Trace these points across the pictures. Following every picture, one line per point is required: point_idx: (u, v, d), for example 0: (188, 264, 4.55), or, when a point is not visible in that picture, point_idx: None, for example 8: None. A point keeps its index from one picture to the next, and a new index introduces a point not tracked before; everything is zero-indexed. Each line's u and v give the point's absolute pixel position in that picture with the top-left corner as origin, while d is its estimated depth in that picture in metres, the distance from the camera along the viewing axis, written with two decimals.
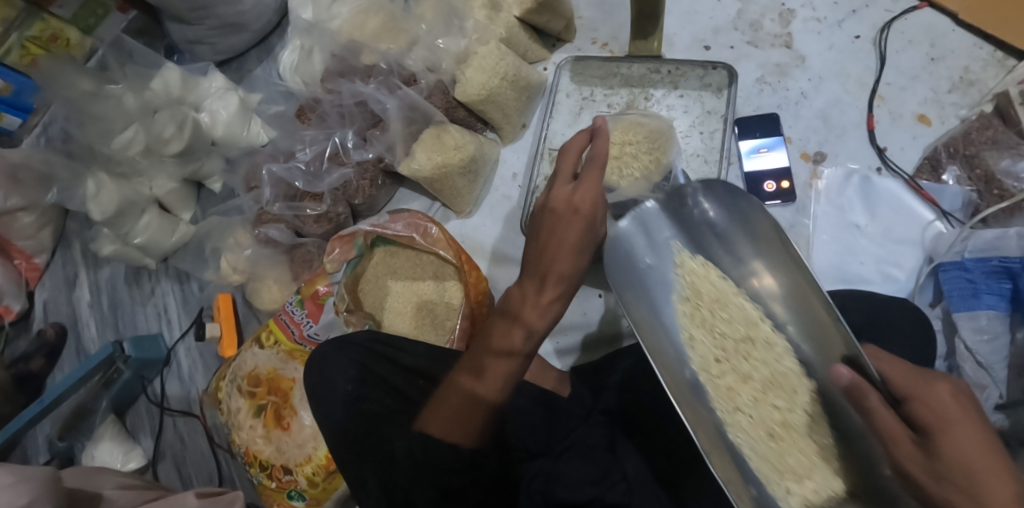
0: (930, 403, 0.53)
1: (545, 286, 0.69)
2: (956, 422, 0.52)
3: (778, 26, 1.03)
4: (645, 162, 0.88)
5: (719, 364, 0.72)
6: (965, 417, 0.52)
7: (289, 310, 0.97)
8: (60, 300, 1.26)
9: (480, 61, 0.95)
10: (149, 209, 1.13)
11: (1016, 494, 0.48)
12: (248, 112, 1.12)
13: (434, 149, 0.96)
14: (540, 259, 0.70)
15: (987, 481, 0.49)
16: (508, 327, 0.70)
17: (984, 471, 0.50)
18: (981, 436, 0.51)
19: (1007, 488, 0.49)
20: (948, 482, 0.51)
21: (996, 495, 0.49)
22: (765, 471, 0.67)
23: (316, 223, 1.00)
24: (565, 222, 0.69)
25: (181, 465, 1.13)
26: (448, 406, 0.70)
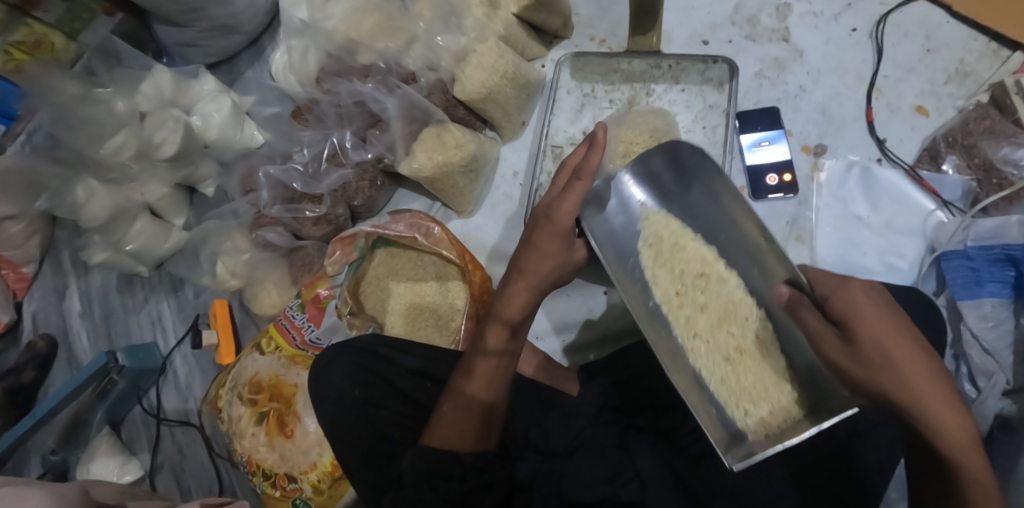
0: (846, 301, 0.63)
1: (524, 284, 0.71)
2: (868, 314, 0.62)
3: (775, 20, 1.03)
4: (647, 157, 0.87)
5: (679, 296, 0.74)
6: (873, 308, 0.63)
7: (289, 315, 0.95)
8: (50, 311, 1.23)
9: (480, 59, 0.95)
10: (141, 216, 1.11)
11: (920, 360, 0.61)
12: (242, 115, 1.10)
13: (435, 148, 0.95)
14: (516, 261, 0.73)
15: (896, 356, 0.61)
16: (495, 329, 0.71)
17: (898, 349, 0.61)
18: (888, 321, 0.62)
19: (913, 357, 0.61)
20: (868, 363, 0.62)
21: (905, 364, 0.61)
22: (724, 395, 0.69)
23: (314, 226, 0.99)
24: (549, 228, 0.72)
25: (181, 476, 1.10)
26: (446, 414, 0.70)
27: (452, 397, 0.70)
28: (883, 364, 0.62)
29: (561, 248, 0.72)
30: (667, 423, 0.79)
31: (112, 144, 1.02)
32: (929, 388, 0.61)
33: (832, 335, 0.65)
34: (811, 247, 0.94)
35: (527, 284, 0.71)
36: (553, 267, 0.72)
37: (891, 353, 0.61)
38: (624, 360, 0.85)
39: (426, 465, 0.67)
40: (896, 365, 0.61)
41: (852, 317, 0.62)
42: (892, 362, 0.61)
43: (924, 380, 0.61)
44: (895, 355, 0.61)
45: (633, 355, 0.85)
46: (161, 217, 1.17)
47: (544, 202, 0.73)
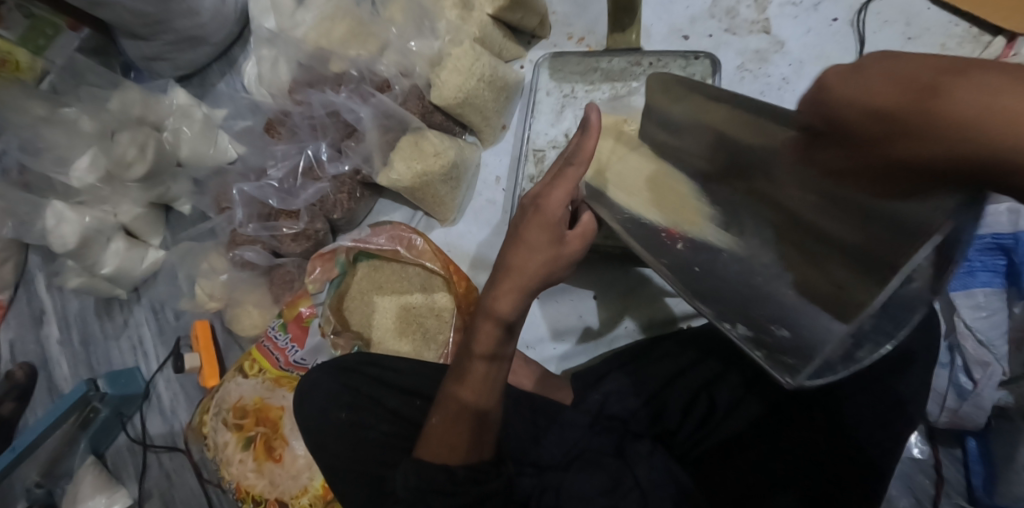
0: (825, 92, 0.46)
1: (509, 283, 0.67)
2: (855, 95, 0.45)
3: (754, 12, 1.01)
4: None
5: (681, 211, 0.63)
6: (853, 81, 0.45)
7: (272, 336, 0.93)
8: (28, 339, 1.20)
9: (456, 63, 0.92)
10: (115, 237, 1.08)
11: (972, 90, 0.41)
12: (214, 129, 1.07)
13: (414, 156, 0.92)
14: (505, 254, 0.69)
15: (919, 113, 0.42)
16: (481, 333, 0.68)
17: (909, 104, 0.42)
18: (872, 85, 0.44)
19: (959, 91, 0.41)
20: (891, 142, 0.43)
21: (952, 105, 0.41)
22: (788, 299, 0.54)
23: (293, 242, 0.96)
24: (537, 222, 0.68)
25: (170, 505, 1.07)
26: (437, 428, 0.67)
27: (442, 408, 0.68)
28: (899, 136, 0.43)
29: (549, 239, 0.67)
30: (664, 428, 0.76)
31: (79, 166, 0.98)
32: (997, 117, 0.39)
33: (839, 149, 0.47)
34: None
35: (516, 283, 0.67)
36: (543, 261, 0.67)
37: (899, 114, 0.42)
38: (615, 370, 0.82)
39: (416, 481, 0.66)
40: (916, 127, 0.42)
41: (837, 110, 0.45)
42: (913, 120, 0.42)
43: (980, 108, 0.40)
44: (908, 113, 0.42)
45: (631, 362, 0.82)
46: (136, 237, 1.14)
47: (530, 195, 0.70)
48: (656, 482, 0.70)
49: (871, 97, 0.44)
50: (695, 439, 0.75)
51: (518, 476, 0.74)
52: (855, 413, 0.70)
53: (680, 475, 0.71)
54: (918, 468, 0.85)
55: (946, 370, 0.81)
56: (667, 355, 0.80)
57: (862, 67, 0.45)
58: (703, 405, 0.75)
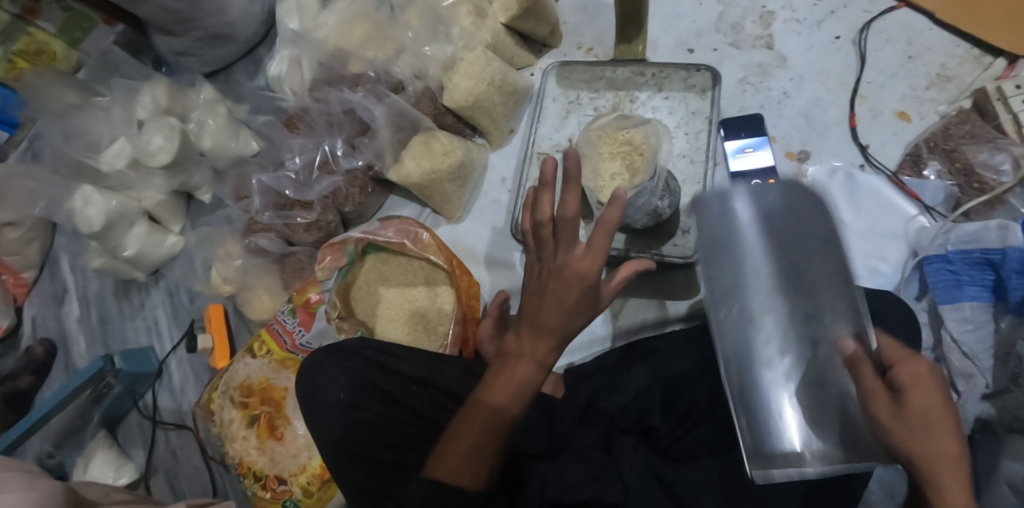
0: (912, 369, 0.54)
1: (543, 344, 0.63)
2: (936, 414, 0.52)
3: (759, 28, 1.02)
4: (632, 161, 0.83)
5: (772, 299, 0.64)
6: (935, 398, 0.52)
7: (281, 319, 0.96)
8: (49, 316, 1.26)
9: (467, 68, 0.96)
10: (138, 222, 1.14)
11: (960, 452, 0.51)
12: (237, 123, 1.12)
13: (423, 155, 0.96)
14: (535, 305, 0.64)
15: (938, 435, 0.51)
16: (503, 378, 0.64)
17: (945, 439, 0.51)
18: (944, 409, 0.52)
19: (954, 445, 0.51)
20: (912, 430, 0.52)
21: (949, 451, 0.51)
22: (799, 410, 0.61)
23: (306, 232, 1.00)
24: (563, 286, 0.62)
25: (174, 480, 1.11)
26: (459, 445, 0.63)
27: (468, 429, 0.63)
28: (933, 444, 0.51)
29: (583, 307, 0.63)
30: (650, 424, 0.78)
31: (110, 152, 1.08)
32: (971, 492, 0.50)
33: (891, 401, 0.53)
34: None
35: (549, 336, 0.63)
36: (566, 327, 0.63)
37: (946, 435, 0.51)
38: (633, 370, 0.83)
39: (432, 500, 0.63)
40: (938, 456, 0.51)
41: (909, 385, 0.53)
42: (934, 434, 0.51)
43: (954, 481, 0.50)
44: (947, 443, 0.51)
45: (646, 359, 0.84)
46: (158, 222, 1.19)
47: (553, 251, 0.65)
48: (647, 471, 0.73)
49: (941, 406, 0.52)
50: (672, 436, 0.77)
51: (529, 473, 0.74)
52: None
53: (668, 473, 0.72)
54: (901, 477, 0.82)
55: None
56: (696, 358, 0.81)
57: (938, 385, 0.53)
58: (688, 401, 0.77)
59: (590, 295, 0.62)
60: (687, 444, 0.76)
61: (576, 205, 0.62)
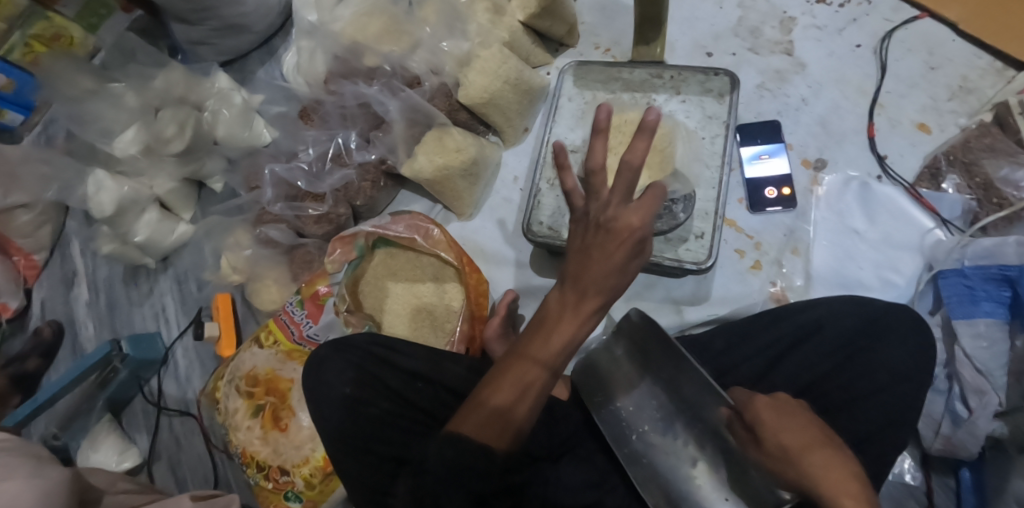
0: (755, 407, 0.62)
1: (590, 303, 0.59)
2: (808, 432, 0.58)
3: (778, 33, 1.00)
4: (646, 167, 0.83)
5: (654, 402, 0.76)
6: (798, 419, 0.59)
7: (289, 310, 0.96)
8: (57, 299, 1.26)
9: (483, 64, 0.95)
10: (150, 209, 1.14)
11: (826, 455, 0.56)
12: (250, 113, 1.12)
13: (435, 151, 0.95)
14: (580, 261, 0.60)
15: (804, 450, 0.56)
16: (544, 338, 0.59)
17: (797, 445, 0.57)
18: (808, 426, 0.58)
19: (821, 452, 0.56)
20: (778, 459, 0.59)
21: (815, 458, 0.55)
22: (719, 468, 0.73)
23: (316, 224, 0.99)
24: (611, 242, 0.58)
25: (177, 467, 1.12)
26: (483, 407, 0.59)
27: (496, 390, 0.59)
28: (812, 454, 0.56)
29: (631, 266, 0.59)
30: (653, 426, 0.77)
31: (123, 140, 1.07)
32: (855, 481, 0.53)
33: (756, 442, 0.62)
34: (768, 275, 0.89)
35: (596, 293, 0.58)
36: (615, 285, 0.58)
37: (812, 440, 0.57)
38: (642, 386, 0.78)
39: (452, 458, 0.59)
40: (803, 460, 0.56)
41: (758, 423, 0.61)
42: (791, 452, 0.57)
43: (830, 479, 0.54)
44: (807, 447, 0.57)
45: (656, 370, 0.77)
46: (169, 209, 1.19)
47: (602, 204, 0.60)
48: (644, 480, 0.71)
49: (792, 421, 0.59)
50: (657, 446, 0.75)
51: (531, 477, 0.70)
52: (869, 416, 0.69)
53: (662, 483, 0.72)
54: (909, 494, 0.81)
55: (942, 396, 0.79)
56: (689, 383, 0.73)
57: (780, 406, 0.61)
58: None
59: (638, 252, 0.58)
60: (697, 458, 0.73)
61: (642, 155, 0.60)
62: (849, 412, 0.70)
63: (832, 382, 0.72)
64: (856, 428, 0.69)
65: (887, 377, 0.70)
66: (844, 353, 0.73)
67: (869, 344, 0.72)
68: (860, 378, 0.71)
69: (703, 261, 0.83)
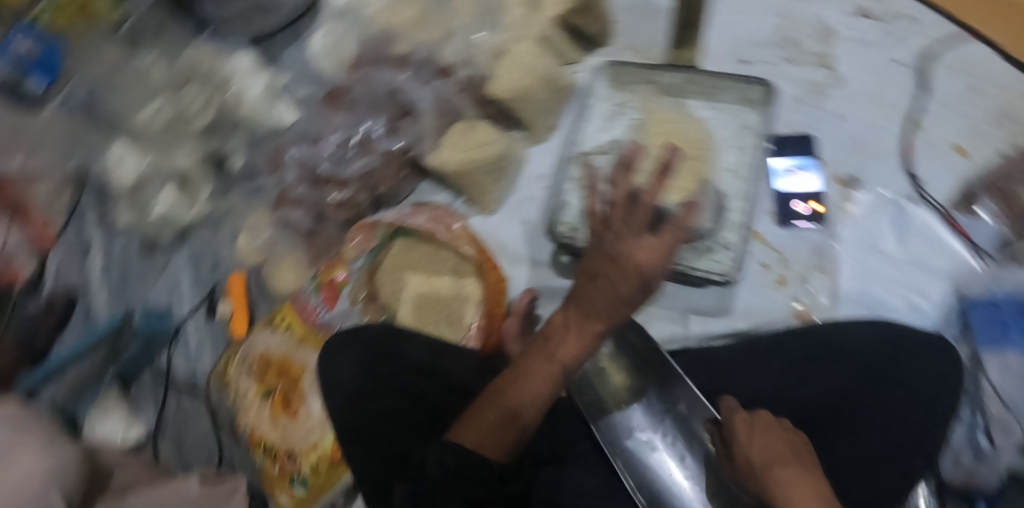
0: (733, 420, 0.66)
1: (593, 326, 0.65)
2: (779, 449, 0.62)
3: (817, 45, 0.98)
4: (688, 178, 0.81)
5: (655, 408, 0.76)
6: (775, 437, 0.63)
7: (305, 294, 0.94)
8: (72, 269, 1.18)
9: (513, 59, 0.94)
10: (168, 184, 1.15)
11: (794, 472, 0.60)
12: (274, 97, 1.18)
13: (461, 144, 0.94)
14: (588, 287, 0.65)
15: (774, 467, 0.61)
16: (546, 356, 0.65)
17: (758, 459, 0.62)
18: (781, 444, 0.63)
19: (790, 470, 0.60)
20: (748, 474, 0.63)
21: (785, 473, 0.60)
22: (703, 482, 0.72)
23: (337, 210, 0.99)
24: (620, 274, 0.63)
25: (182, 444, 1.11)
26: (483, 418, 0.63)
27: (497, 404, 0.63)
28: (776, 469, 0.60)
29: (635, 297, 0.64)
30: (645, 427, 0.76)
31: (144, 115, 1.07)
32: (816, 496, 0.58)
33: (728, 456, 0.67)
34: (793, 291, 0.88)
35: (601, 318, 0.65)
36: (616, 312, 0.65)
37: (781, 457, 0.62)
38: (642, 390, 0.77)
39: (450, 466, 0.58)
40: (764, 474, 0.61)
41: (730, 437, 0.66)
42: (757, 467, 0.62)
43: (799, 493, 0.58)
44: (770, 462, 0.61)
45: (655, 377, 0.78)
46: None
47: (614, 239, 0.65)
48: (639, 486, 0.71)
49: (760, 436, 0.63)
50: (647, 446, 0.74)
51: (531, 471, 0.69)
52: (887, 438, 0.68)
53: (654, 487, 0.71)
54: None
55: (963, 426, 0.78)
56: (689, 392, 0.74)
57: (753, 421, 0.65)
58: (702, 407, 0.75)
59: (644, 284, 0.63)
60: (686, 459, 0.74)
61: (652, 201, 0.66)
62: (862, 436, 0.69)
63: (853, 404, 0.71)
64: (865, 454, 0.68)
65: (903, 402, 0.71)
66: (865, 377, 0.73)
67: (882, 368, 0.73)
68: (878, 403, 0.71)
69: (728, 274, 0.82)
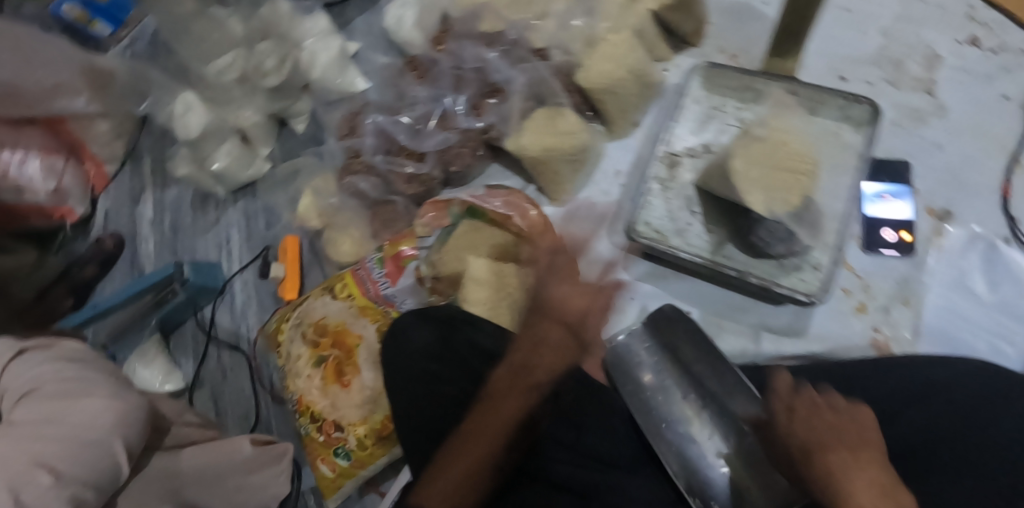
0: (783, 396, 0.68)
1: (518, 391, 0.70)
2: (824, 436, 0.62)
3: (921, 69, 0.95)
4: (797, 181, 0.71)
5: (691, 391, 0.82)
6: (818, 423, 0.64)
7: (367, 266, 0.92)
8: (122, 212, 1.21)
9: (609, 49, 0.91)
10: (231, 139, 1.13)
11: (844, 456, 0.60)
12: (346, 61, 1.15)
13: (546, 130, 0.91)
14: (525, 347, 0.72)
15: (825, 450, 0.61)
16: (491, 414, 0.70)
17: (803, 446, 0.63)
18: (837, 426, 0.63)
19: (838, 455, 0.60)
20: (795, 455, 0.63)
21: (834, 458, 0.60)
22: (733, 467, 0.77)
23: (406, 184, 0.96)
24: (550, 326, 0.72)
25: (219, 398, 1.11)
26: (446, 481, 0.66)
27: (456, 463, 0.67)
28: (822, 456, 0.60)
29: (567, 348, 0.72)
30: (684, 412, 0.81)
31: (218, 65, 1.03)
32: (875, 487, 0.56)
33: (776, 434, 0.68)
34: (873, 319, 0.85)
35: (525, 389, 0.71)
36: (550, 365, 0.71)
37: (828, 439, 0.62)
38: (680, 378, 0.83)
39: None
40: (816, 454, 0.61)
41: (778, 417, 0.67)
42: (807, 446, 0.62)
43: (850, 471, 0.58)
44: (818, 443, 0.62)
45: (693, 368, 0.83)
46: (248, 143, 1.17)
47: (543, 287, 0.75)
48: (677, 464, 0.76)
49: (807, 419, 0.65)
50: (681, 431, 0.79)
51: (551, 462, 0.70)
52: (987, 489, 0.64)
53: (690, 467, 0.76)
54: None
55: None
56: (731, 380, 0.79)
57: (799, 406, 0.66)
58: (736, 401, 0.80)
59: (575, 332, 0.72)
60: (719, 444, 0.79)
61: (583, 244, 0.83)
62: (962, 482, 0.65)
63: (948, 445, 0.68)
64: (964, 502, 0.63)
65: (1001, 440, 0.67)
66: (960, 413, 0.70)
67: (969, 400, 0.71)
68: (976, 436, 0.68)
69: (815, 295, 0.78)
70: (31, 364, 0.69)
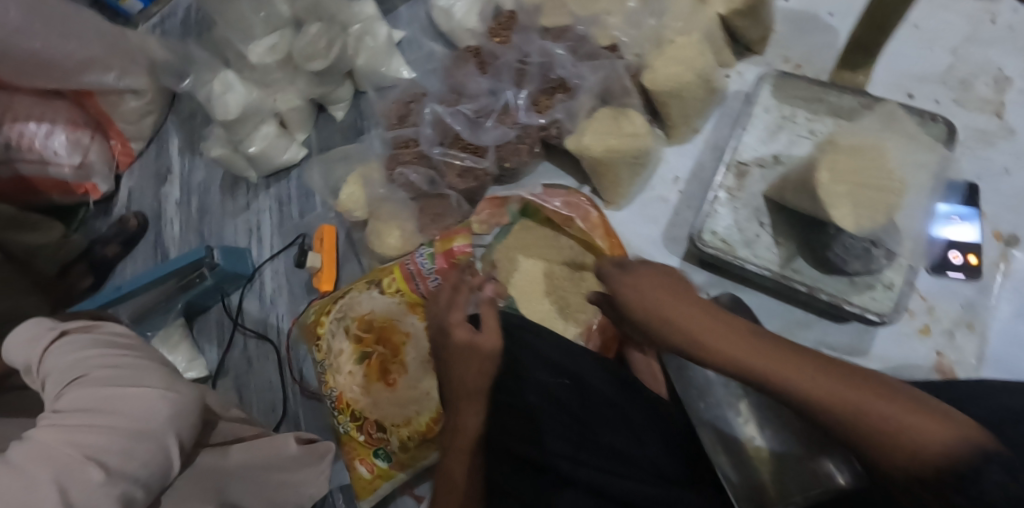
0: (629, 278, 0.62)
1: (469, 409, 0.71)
2: (666, 296, 0.58)
3: (990, 91, 0.93)
4: (889, 195, 0.68)
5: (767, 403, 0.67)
6: (654, 284, 0.59)
7: (417, 261, 0.89)
8: (146, 192, 1.17)
9: (676, 52, 0.89)
10: (269, 121, 1.09)
11: (747, 340, 0.54)
12: (393, 49, 1.10)
13: (610, 131, 0.89)
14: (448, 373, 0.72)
15: (712, 331, 0.54)
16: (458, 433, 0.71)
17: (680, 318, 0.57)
18: (697, 302, 0.57)
19: (740, 340, 0.53)
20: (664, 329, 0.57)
21: (731, 341, 0.53)
22: None
23: (458, 178, 0.93)
24: (461, 357, 0.71)
25: (243, 387, 1.08)
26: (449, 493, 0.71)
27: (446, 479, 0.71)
28: (689, 333, 0.55)
29: (486, 369, 0.70)
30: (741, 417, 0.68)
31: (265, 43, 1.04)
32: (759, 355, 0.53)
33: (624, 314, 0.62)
34: (936, 343, 0.83)
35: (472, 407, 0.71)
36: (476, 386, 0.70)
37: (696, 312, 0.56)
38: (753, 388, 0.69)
39: None
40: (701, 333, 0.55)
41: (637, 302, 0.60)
42: (691, 325, 0.56)
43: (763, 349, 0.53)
44: (683, 316, 0.55)
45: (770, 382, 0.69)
46: (285, 126, 1.13)
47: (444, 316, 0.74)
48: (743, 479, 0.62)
49: (654, 297, 0.59)
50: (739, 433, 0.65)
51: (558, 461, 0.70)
52: None
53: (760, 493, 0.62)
54: None
55: None
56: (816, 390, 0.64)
57: (656, 280, 0.60)
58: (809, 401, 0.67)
59: (485, 356, 0.70)
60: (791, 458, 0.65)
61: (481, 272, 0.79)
62: None
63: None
64: None
65: None
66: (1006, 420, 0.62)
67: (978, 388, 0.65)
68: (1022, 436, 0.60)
69: (885, 315, 0.78)
70: (75, 348, 0.64)
